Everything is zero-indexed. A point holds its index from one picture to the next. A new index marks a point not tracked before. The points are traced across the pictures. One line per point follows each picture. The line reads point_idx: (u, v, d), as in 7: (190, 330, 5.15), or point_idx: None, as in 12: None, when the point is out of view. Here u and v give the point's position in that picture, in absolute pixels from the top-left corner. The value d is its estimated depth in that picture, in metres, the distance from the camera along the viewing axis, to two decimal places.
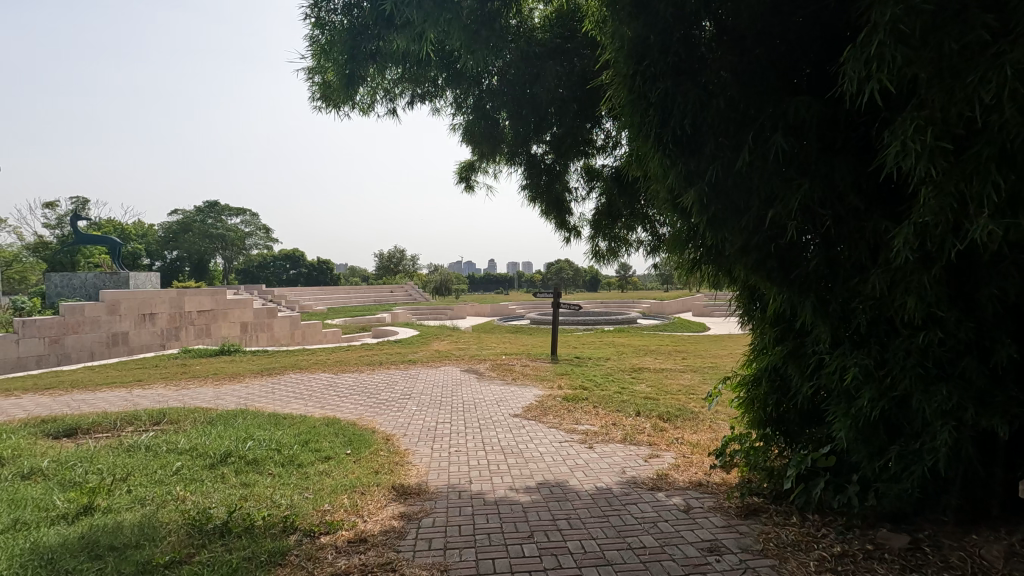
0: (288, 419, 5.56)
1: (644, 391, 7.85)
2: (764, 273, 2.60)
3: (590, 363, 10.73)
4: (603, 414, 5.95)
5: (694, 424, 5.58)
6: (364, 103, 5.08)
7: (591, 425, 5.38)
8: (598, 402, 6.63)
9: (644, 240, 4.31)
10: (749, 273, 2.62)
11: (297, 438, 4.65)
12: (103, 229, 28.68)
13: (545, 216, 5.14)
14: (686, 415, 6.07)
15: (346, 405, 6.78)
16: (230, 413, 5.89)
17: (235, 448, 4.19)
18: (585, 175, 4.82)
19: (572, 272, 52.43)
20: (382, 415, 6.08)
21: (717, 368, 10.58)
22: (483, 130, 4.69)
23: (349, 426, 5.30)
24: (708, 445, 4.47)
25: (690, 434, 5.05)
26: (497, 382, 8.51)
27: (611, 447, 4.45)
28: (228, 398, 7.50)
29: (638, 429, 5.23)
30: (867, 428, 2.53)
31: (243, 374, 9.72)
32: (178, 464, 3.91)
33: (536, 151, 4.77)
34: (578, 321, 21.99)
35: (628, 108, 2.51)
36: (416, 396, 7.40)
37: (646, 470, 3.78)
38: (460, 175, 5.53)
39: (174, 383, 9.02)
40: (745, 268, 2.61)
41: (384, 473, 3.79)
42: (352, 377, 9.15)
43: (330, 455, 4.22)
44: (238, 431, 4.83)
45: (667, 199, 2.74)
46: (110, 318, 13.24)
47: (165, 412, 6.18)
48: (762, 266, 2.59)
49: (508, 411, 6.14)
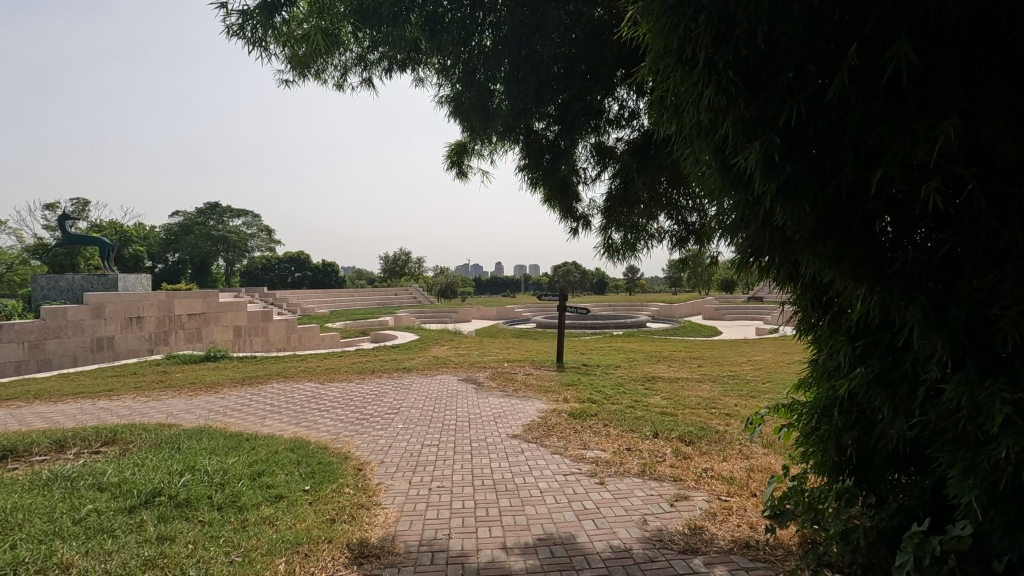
0: (249, 442, 4.80)
1: (660, 405, 7.01)
2: (851, 270, 1.83)
3: (599, 371, 9.89)
4: (615, 434, 5.15)
5: (723, 451, 4.76)
6: (337, 75, 4.31)
7: (601, 450, 4.57)
8: (609, 420, 5.82)
9: (666, 231, 3.52)
10: (825, 266, 1.85)
11: (249, 469, 3.89)
12: (103, 230, 28.21)
13: (548, 204, 4.29)
14: (711, 438, 5.24)
15: (325, 422, 6.01)
16: (187, 434, 5.15)
17: (166, 485, 3.43)
18: (595, 154, 4.01)
19: (579, 276, 51.93)
20: (362, 436, 5.29)
21: (737, 376, 9.73)
22: (473, 105, 3.88)
23: (318, 452, 4.53)
24: (746, 481, 3.66)
25: (720, 465, 4.23)
26: (497, 394, 7.69)
27: (626, 483, 3.65)
28: (198, 413, 6.75)
29: (658, 455, 4.42)
30: (1005, 491, 1.74)
31: (224, 383, 8.99)
32: (91, 507, 3.16)
33: (538, 127, 3.90)
34: (585, 325, 21.16)
35: (665, 20, 1.73)
36: (405, 411, 6.60)
37: (673, 519, 2.99)
38: (450, 159, 4.73)
39: (148, 393, 8.31)
40: (819, 259, 1.84)
41: (341, 523, 3.01)
42: (340, 387, 8.40)
43: (282, 494, 3.44)
44: (183, 459, 4.08)
45: (710, 168, 1.98)
46: (94, 322, 12.58)
47: (118, 431, 5.45)
48: (845, 256, 1.82)
49: (506, 431, 5.35)
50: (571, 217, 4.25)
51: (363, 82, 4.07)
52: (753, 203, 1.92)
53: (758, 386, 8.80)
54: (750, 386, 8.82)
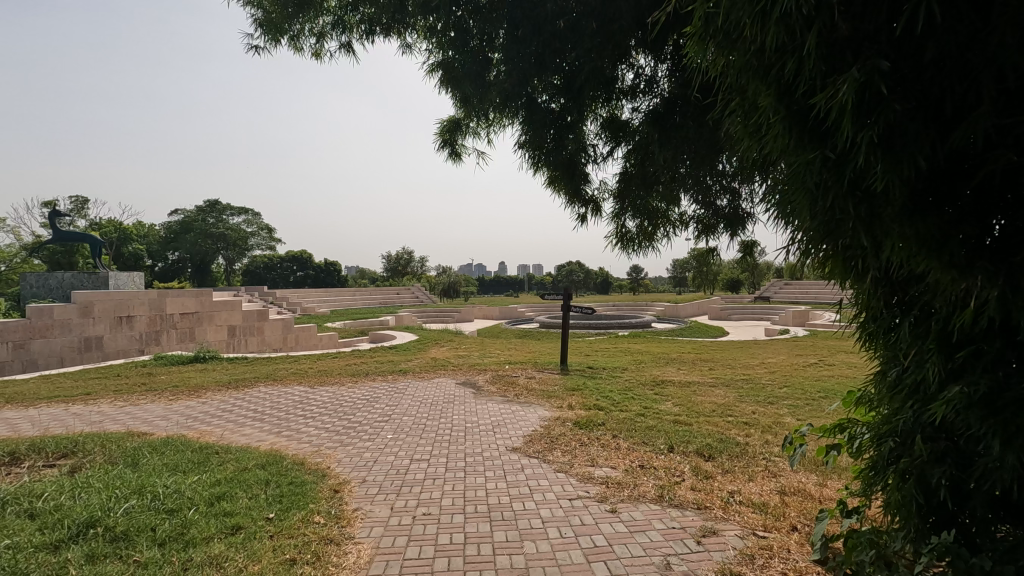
0: (218, 457, 4.30)
1: (672, 413, 6.47)
2: (961, 258, 1.31)
3: (605, 375, 9.34)
4: (626, 448, 4.63)
5: (748, 469, 4.22)
6: (314, 40, 3.80)
7: (612, 467, 4.05)
8: (619, 430, 5.30)
9: (692, 216, 2.98)
10: (922, 250, 1.33)
11: (208, 492, 3.38)
12: (101, 229, 27.79)
13: (552, 187, 3.74)
14: (732, 453, 4.71)
15: (308, 432, 5.51)
16: (153, 445, 4.66)
17: (104, 514, 2.93)
18: (606, 130, 3.48)
19: (583, 275, 51.41)
20: (345, 448, 4.79)
21: (752, 380, 9.17)
22: (466, 72, 3.36)
23: (294, 469, 4.03)
24: (782, 510, 3.13)
25: (748, 487, 3.70)
26: (497, 400, 7.16)
27: (642, 512, 3.13)
28: (173, 421, 6.26)
29: (676, 475, 3.90)
30: None
31: (210, 386, 8.50)
32: (10, 542, 2.66)
33: (540, 98, 3.35)
34: (590, 326, 20.66)
35: None
36: (396, 419, 6.08)
37: (702, 562, 2.48)
38: (441, 137, 4.22)
39: (127, 397, 7.83)
40: (915, 241, 1.33)
41: (303, 565, 2.52)
42: (330, 391, 7.91)
43: (240, 525, 2.93)
44: (136, 479, 3.58)
45: (766, 122, 1.50)
46: (82, 321, 12.13)
47: (79, 441, 4.96)
48: (954, 238, 1.31)
49: (505, 443, 4.85)
50: (580, 200, 3.73)
51: (342, 48, 3.54)
52: (823, 165, 1.41)
53: (775, 392, 8.24)
54: (767, 391, 8.26)
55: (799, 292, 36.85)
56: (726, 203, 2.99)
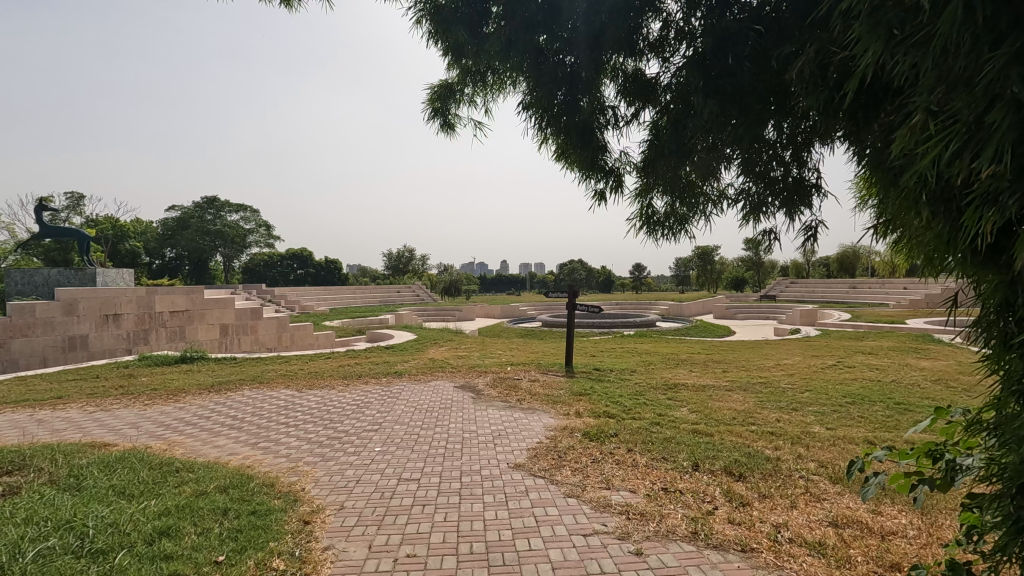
0: (176, 476, 3.73)
1: (690, 422, 5.89)
2: None
3: (613, 378, 8.74)
4: (644, 465, 4.06)
5: (786, 493, 3.66)
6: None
7: (631, 491, 3.47)
8: (633, 443, 4.73)
9: (740, 195, 2.41)
10: None
11: (148, 526, 2.80)
12: (98, 226, 27.23)
13: (564, 160, 3.19)
14: (764, 471, 4.14)
15: (288, 444, 4.95)
16: (108, 461, 4.09)
17: (8, 560, 2.33)
18: (627, 90, 2.91)
19: (585, 274, 50.81)
20: (326, 465, 4.22)
21: (770, 384, 8.59)
22: (458, 19, 2.83)
23: (261, 492, 3.46)
24: (846, 555, 2.58)
25: (794, 519, 3.13)
26: (497, 406, 6.58)
27: (674, 555, 2.57)
28: (143, 430, 5.70)
29: (707, 502, 3.32)
30: None
31: (192, 389, 7.94)
32: None
33: (547, 47, 2.81)
34: (595, 324, 20.11)
35: None
36: (386, 428, 5.50)
37: None
38: (431, 103, 3.74)
39: (101, 401, 7.25)
40: None
41: None
42: (320, 395, 7.34)
43: (178, 574, 2.36)
44: (68, 507, 3.01)
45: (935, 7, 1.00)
46: (65, 319, 11.54)
47: (29, 453, 4.40)
48: None
49: (507, 459, 4.28)
50: (599, 175, 3.16)
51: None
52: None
53: (797, 396, 7.67)
54: (788, 396, 7.68)
55: (805, 291, 36.27)
56: (790, 176, 2.42)
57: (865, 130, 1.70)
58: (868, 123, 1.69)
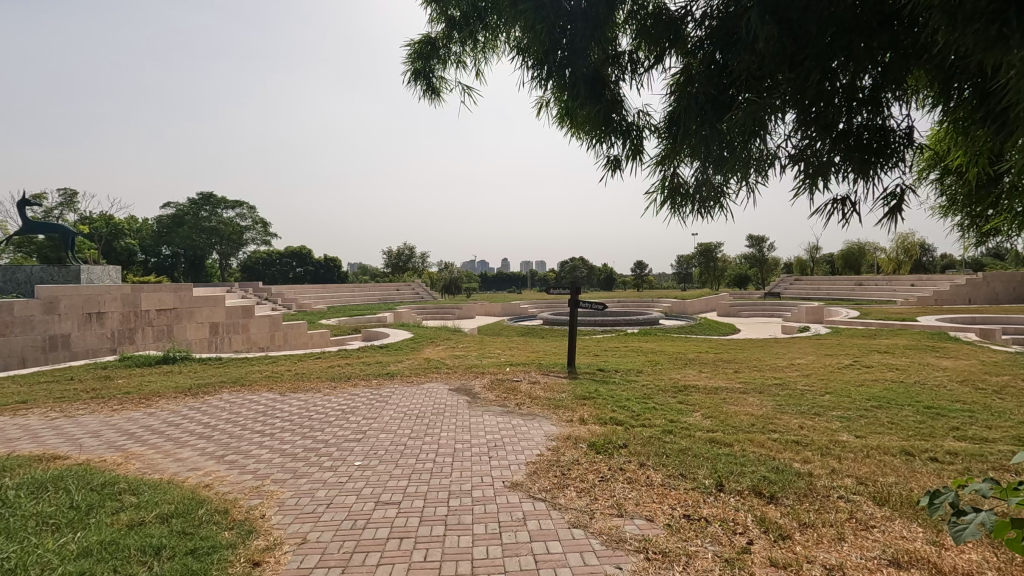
0: (115, 501, 3.19)
1: (706, 429, 5.35)
2: None
3: (619, 379, 8.20)
4: (659, 485, 3.51)
5: (828, 519, 3.13)
6: None
7: (648, 520, 2.93)
8: (646, 457, 4.17)
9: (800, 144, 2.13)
10: None
11: (57, 571, 2.27)
12: (93, 224, 26.66)
13: (576, 125, 2.70)
14: (798, 490, 3.61)
15: (258, 457, 4.40)
16: (43, 478, 3.55)
17: None
18: (647, 34, 2.43)
19: (586, 271, 50.22)
20: (294, 485, 3.67)
21: (787, 386, 8.02)
22: None
23: (210, 522, 2.93)
24: None
25: (848, 558, 2.60)
26: (494, 412, 6.02)
27: None
28: (104, 440, 5.16)
29: (740, 536, 2.77)
30: None
31: (168, 393, 7.39)
32: None
33: None
34: (598, 322, 19.63)
35: None
36: (369, 439, 4.94)
37: None
38: (412, 63, 3.18)
39: (68, 407, 6.69)
40: None
41: None
42: (303, 400, 6.78)
43: None
44: None
45: None
46: (45, 318, 10.97)
47: None
48: None
49: (501, 477, 3.73)
50: (616, 138, 2.63)
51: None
52: None
53: (818, 399, 7.13)
54: (808, 399, 7.13)
55: (811, 288, 35.74)
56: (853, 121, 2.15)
57: (995, 28, 1.64)
58: (999, 24, 1.63)
